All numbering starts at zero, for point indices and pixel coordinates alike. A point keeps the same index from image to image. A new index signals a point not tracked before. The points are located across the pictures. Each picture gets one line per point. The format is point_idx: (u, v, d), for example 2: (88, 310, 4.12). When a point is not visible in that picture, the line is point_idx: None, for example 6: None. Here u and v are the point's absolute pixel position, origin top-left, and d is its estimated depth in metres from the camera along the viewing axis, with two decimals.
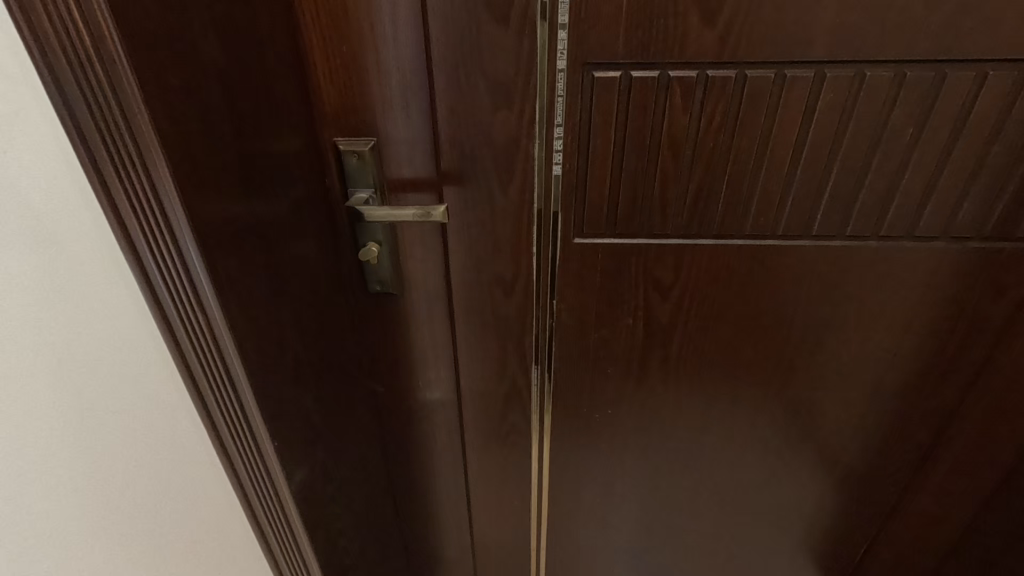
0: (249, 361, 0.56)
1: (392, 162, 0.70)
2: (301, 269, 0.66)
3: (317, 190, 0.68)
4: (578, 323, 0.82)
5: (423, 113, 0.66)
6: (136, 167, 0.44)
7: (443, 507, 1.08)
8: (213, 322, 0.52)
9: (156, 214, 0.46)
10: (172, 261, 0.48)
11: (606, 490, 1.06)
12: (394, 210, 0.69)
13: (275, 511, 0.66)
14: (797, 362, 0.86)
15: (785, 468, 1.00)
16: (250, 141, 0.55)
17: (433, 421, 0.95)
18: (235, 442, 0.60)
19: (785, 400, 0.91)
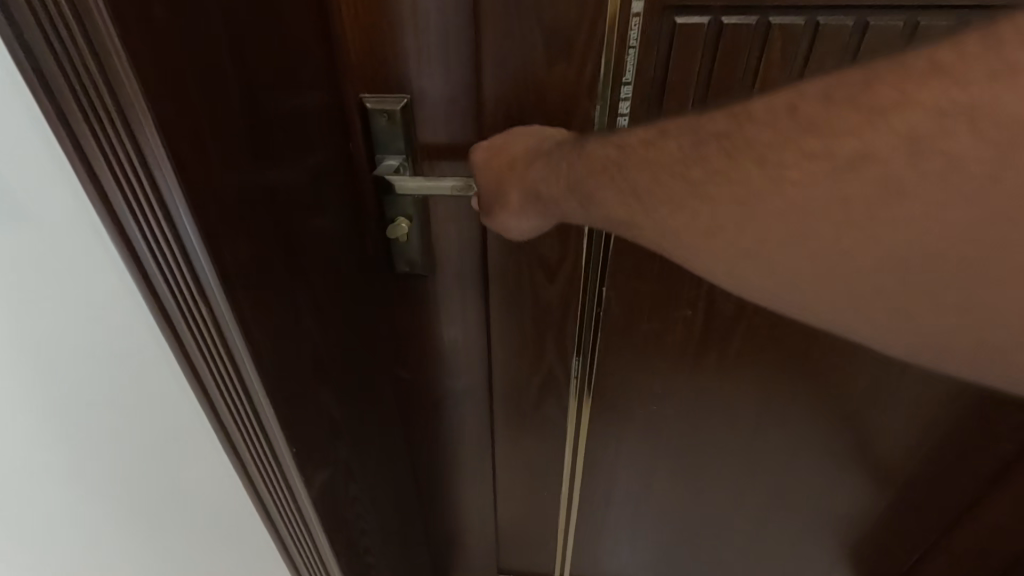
0: (263, 362, 0.48)
1: (426, 126, 0.59)
2: (321, 248, 0.58)
3: (339, 159, 0.59)
4: (627, 312, 0.74)
5: (465, 67, 0.56)
6: (119, 132, 0.35)
7: (466, 498, 1.03)
8: (218, 315, 0.44)
9: (147, 190, 0.37)
10: (168, 244, 0.39)
11: (641, 484, 0.99)
12: (427, 181, 0.60)
13: (293, 517, 0.60)
14: (873, 363, 0.77)
15: (838, 471, 0.93)
16: (258, 98, 0.46)
17: (460, 411, 0.89)
18: (247, 444, 0.53)
19: (851, 404, 0.82)
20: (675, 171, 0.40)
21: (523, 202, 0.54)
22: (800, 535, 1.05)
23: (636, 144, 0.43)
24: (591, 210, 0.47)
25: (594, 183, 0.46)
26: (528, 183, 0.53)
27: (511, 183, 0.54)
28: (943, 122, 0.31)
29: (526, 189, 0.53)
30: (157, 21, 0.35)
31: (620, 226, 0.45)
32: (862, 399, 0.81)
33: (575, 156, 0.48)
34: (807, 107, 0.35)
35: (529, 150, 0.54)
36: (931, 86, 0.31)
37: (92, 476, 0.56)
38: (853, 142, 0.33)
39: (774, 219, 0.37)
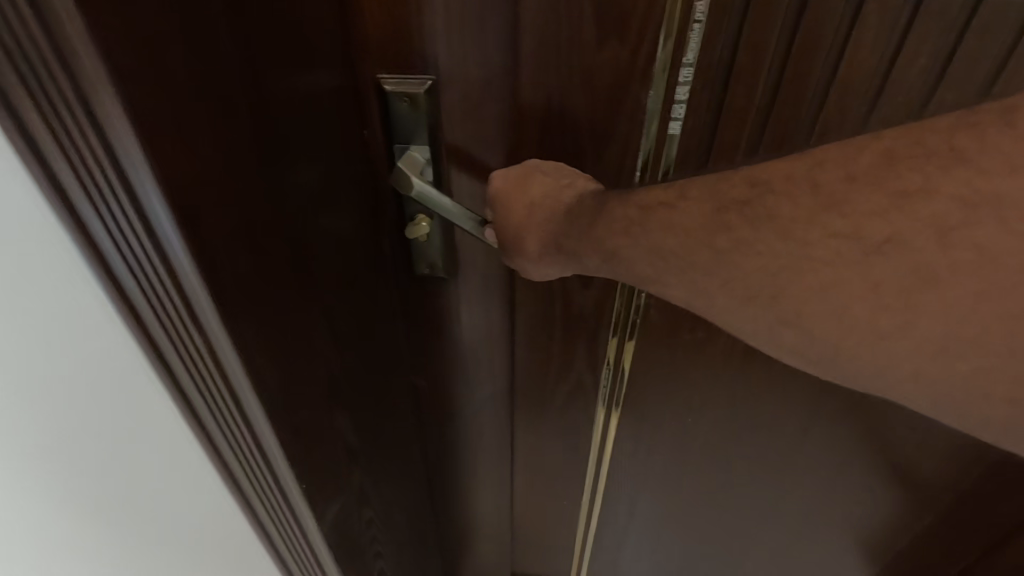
0: (270, 401, 0.42)
1: (453, 113, 0.51)
2: (335, 250, 0.51)
3: (354, 159, 0.53)
4: (668, 319, 0.67)
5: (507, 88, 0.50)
6: (95, 150, 0.28)
7: (484, 506, 0.98)
8: (214, 342, 0.37)
9: (123, 203, 0.30)
10: (149, 261, 0.32)
11: (668, 495, 0.94)
12: (447, 205, 0.52)
13: (305, 555, 0.54)
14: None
15: (881, 490, 0.86)
16: (263, 96, 0.39)
17: (479, 420, 0.83)
18: (253, 484, 0.46)
19: (905, 424, 0.75)
20: (699, 240, 0.38)
21: (547, 254, 0.49)
22: (834, 550, 0.99)
23: (660, 205, 0.41)
24: (615, 267, 0.45)
25: (616, 242, 0.43)
26: (546, 232, 0.49)
27: (531, 234, 0.49)
28: (971, 212, 0.29)
29: (556, 244, 0.49)
30: (143, 7, 0.28)
31: (646, 285, 0.43)
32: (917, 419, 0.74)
33: (597, 217, 0.46)
34: (830, 185, 0.33)
35: (545, 196, 0.49)
36: (952, 175, 0.29)
37: (56, 533, 0.47)
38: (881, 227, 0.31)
39: (809, 257, 0.34)
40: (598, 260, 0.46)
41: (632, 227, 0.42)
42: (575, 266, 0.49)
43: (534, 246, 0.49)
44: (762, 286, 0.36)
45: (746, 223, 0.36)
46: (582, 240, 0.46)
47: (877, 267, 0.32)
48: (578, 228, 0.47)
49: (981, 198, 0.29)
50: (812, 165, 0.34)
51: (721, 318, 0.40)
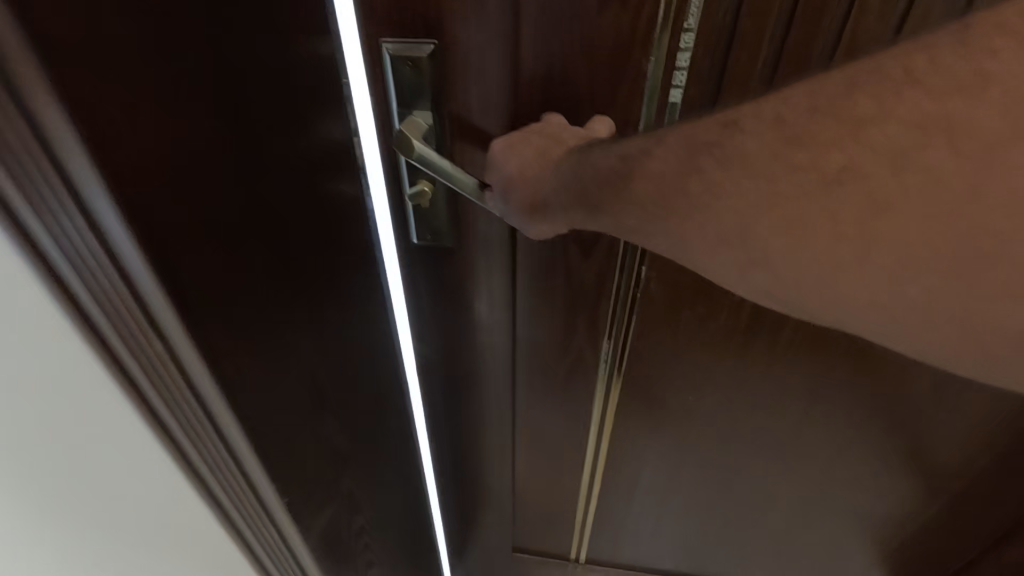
0: (215, 362, 0.47)
1: (456, 78, 0.52)
2: (306, 220, 0.56)
3: (333, 141, 0.55)
4: (670, 294, 0.68)
5: (503, 52, 0.51)
6: (27, 141, 0.32)
7: (486, 479, 0.99)
8: (155, 313, 0.42)
9: (58, 189, 0.34)
10: (90, 244, 0.37)
11: (670, 474, 0.94)
12: (449, 168, 0.53)
13: (261, 519, 0.59)
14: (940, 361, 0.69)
15: (884, 474, 0.86)
16: (221, 76, 0.43)
17: (483, 393, 0.84)
18: (205, 459, 0.50)
19: (908, 407, 0.75)
20: (676, 190, 0.38)
21: (538, 208, 0.50)
22: (836, 536, 0.99)
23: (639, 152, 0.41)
24: (599, 219, 0.45)
25: (601, 194, 0.43)
26: (538, 187, 0.50)
27: (523, 188, 0.51)
28: (922, 130, 0.29)
29: (546, 199, 0.49)
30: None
31: (628, 236, 0.43)
32: (924, 397, 0.74)
33: (579, 163, 0.46)
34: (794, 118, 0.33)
35: (539, 152, 0.50)
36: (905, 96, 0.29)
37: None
38: (838, 156, 0.31)
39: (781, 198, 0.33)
40: (585, 215, 0.46)
41: (615, 183, 0.42)
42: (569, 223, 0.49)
43: (524, 202, 0.50)
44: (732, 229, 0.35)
45: (720, 170, 0.35)
46: (569, 192, 0.46)
47: (859, 203, 0.31)
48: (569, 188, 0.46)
49: (962, 126, 0.28)
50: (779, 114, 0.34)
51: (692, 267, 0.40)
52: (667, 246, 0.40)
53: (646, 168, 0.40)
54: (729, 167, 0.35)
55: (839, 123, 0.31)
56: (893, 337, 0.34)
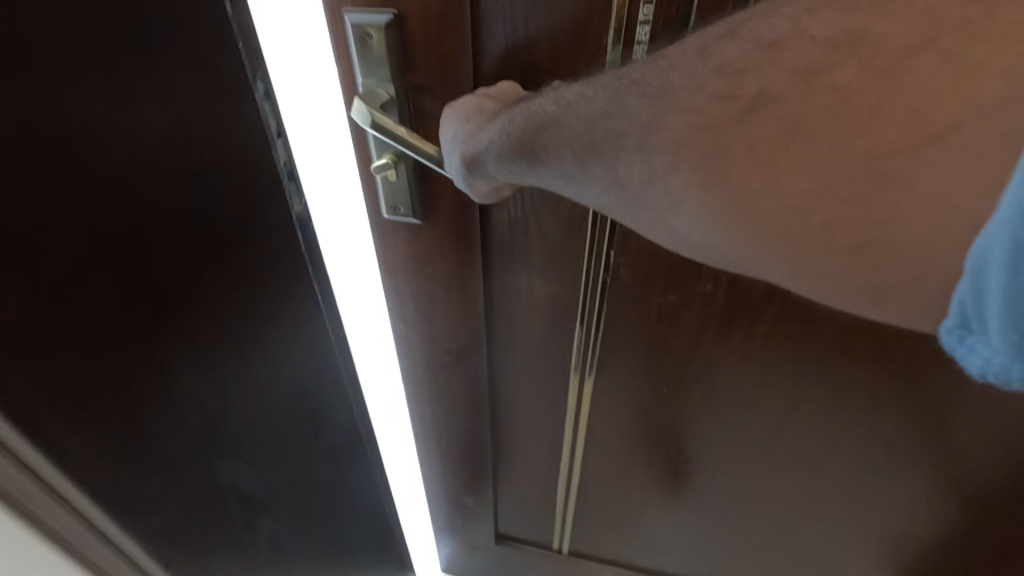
0: None
1: (415, 50, 0.52)
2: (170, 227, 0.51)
3: (246, 144, 0.53)
4: (640, 280, 0.66)
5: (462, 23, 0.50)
6: None
7: (464, 467, 0.98)
8: None
9: None
10: None
11: (649, 469, 0.93)
12: (415, 135, 0.54)
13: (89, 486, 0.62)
14: (925, 364, 0.66)
15: (873, 482, 0.83)
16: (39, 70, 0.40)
17: (456, 377, 0.83)
18: None
19: (893, 410, 0.72)
20: (613, 138, 0.41)
21: (477, 161, 0.49)
22: (825, 544, 0.96)
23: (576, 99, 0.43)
24: (540, 170, 0.46)
25: (542, 142, 0.44)
26: (476, 139, 0.49)
27: (463, 142, 0.50)
28: (823, 53, 0.33)
29: (484, 150, 0.48)
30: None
31: (568, 184, 0.45)
32: (911, 401, 0.71)
33: (515, 113, 0.47)
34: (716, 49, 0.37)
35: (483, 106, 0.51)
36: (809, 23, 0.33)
37: None
38: (751, 84, 0.35)
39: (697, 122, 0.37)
40: (526, 168, 0.47)
41: (551, 129, 0.43)
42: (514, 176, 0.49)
43: (465, 164, 0.50)
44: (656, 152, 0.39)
45: (648, 112, 0.39)
46: (507, 142, 0.46)
47: (773, 142, 0.35)
48: (506, 141, 0.46)
49: (860, 40, 0.32)
50: (713, 62, 0.36)
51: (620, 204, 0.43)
52: (602, 183, 0.42)
53: (576, 113, 0.42)
54: (659, 107, 0.38)
55: (758, 71, 0.35)
56: (796, 251, 0.36)
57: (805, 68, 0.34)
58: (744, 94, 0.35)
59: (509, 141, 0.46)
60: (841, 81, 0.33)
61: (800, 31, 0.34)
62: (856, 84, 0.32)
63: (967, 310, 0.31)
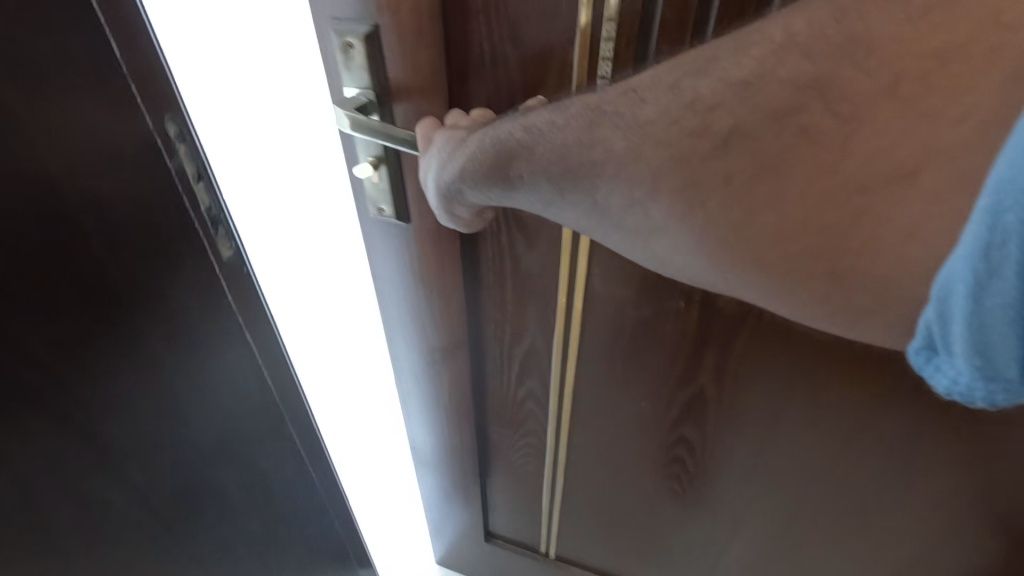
0: None
1: (393, 60, 0.53)
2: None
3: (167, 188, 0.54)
4: (615, 292, 0.66)
5: (438, 39, 0.52)
6: None
7: (451, 464, 1.00)
8: None
9: None
10: None
11: (630, 488, 0.91)
12: (385, 126, 0.55)
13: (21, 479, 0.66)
14: (913, 410, 0.62)
15: (864, 531, 0.77)
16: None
17: (439, 376, 0.85)
18: None
19: (880, 454, 0.68)
20: (589, 168, 0.39)
21: (460, 185, 0.47)
22: None
23: (534, 124, 0.41)
24: (517, 197, 0.43)
25: (519, 168, 0.42)
26: (458, 163, 0.46)
27: (448, 165, 0.47)
28: (800, 95, 0.32)
29: (467, 175, 0.45)
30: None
31: (540, 207, 0.44)
32: (901, 452, 0.67)
33: (490, 136, 0.44)
34: (664, 78, 0.37)
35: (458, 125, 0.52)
36: (787, 61, 0.33)
37: None
38: (705, 116, 0.35)
39: (635, 151, 0.37)
40: (500, 196, 0.45)
41: (527, 156, 0.41)
42: (496, 199, 0.45)
43: (438, 188, 0.49)
44: (618, 180, 0.38)
45: (622, 142, 0.37)
46: (491, 169, 0.43)
47: (712, 163, 0.35)
48: (478, 168, 0.44)
49: (812, 82, 0.32)
50: (666, 86, 0.36)
51: (581, 225, 0.43)
52: (568, 206, 0.42)
53: (550, 142, 0.40)
54: (634, 139, 0.37)
55: (702, 105, 0.35)
56: (762, 268, 0.36)
57: (749, 109, 0.34)
58: (692, 131, 0.35)
59: (483, 166, 0.44)
60: (811, 124, 0.33)
61: (764, 69, 0.33)
62: (797, 132, 0.33)
63: (933, 335, 0.30)
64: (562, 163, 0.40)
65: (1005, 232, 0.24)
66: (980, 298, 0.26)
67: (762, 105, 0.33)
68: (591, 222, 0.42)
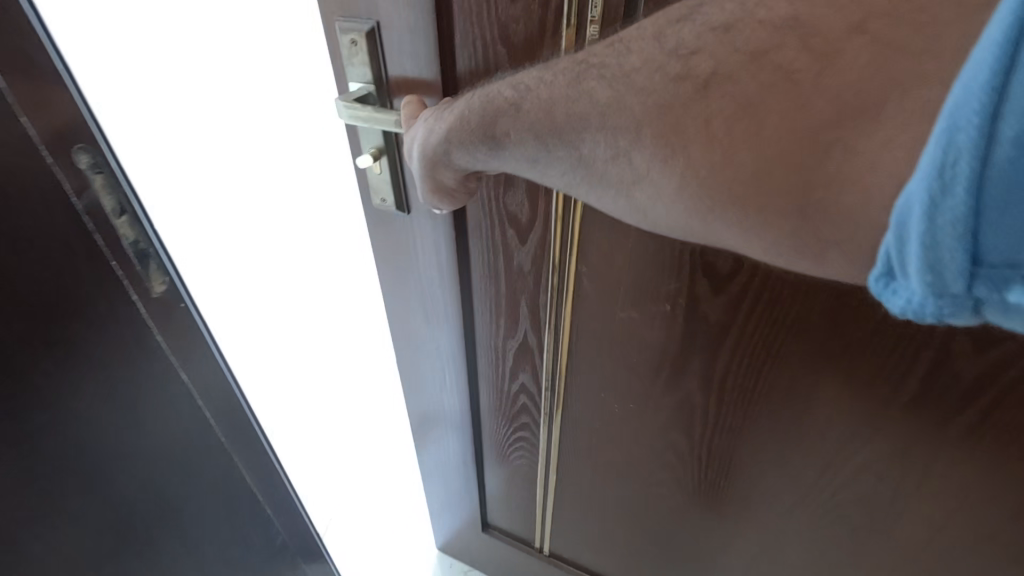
0: None
1: (392, 56, 0.56)
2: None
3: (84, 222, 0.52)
4: (603, 292, 0.67)
5: (429, 31, 0.53)
6: None
7: (451, 450, 1.04)
8: None
9: None
10: None
11: (621, 492, 0.90)
12: (376, 112, 0.57)
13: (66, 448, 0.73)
14: (905, 437, 0.60)
15: (858, 558, 0.74)
16: None
17: (439, 363, 0.88)
18: None
19: (871, 480, 0.65)
20: (575, 122, 0.38)
21: (447, 141, 0.45)
22: None
23: (523, 80, 0.41)
24: (503, 152, 0.42)
25: (506, 122, 0.41)
26: (448, 116, 0.45)
27: (440, 119, 0.46)
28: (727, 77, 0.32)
29: (456, 127, 0.44)
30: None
31: (524, 163, 0.42)
32: (893, 480, 0.64)
33: (484, 91, 0.43)
34: (625, 63, 0.36)
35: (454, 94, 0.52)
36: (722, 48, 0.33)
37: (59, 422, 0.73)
38: (646, 102, 0.34)
39: (589, 131, 0.37)
40: (488, 153, 0.43)
41: (514, 110, 0.40)
42: (481, 156, 0.44)
43: (424, 150, 0.47)
44: (583, 137, 0.37)
45: (608, 91, 0.36)
46: (481, 120, 0.42)
47: (662, 133, 0.34)
48: (468, 124, 0.43)
49: (753, 68, 0.31)
50: (622, 70, 0.36)
51: (563, 183, 0.41)
52: (547, 162, 0.40)
53: (539, 94, 0.39)
54: (619, 88, 0.35)
55: (658, 83, 0.34)
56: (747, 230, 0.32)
57: (693, 91, 0.33)
58: (641, 104, 0.35)
59: (470, 122, 0.43)
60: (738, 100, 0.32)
61: (704, 54, 0.33)
62: (748, 109, 0.31)
63: (890, 252, 0.26)
64: (546, 115, 0.39)
65: (958, 150, 0.23)
66: (934, 217, 0.24)
67: (708, 88, 0.33)
68: (572, 178, 0.40)
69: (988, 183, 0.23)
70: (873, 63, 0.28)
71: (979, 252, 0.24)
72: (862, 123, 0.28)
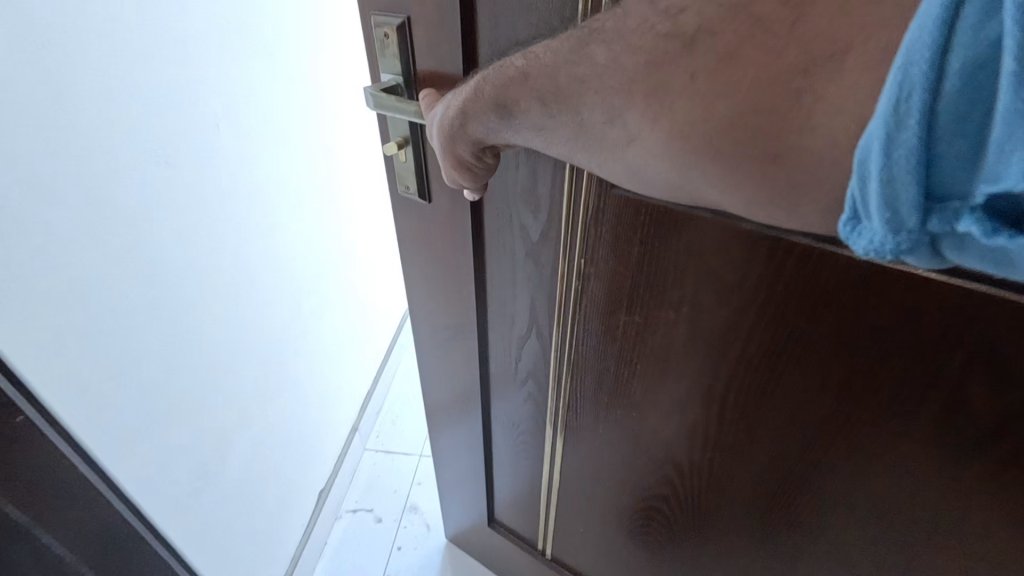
0: None
1: (420, 49, 0.59)
2: None
3: None
4: (608, 295, 0.67)
5: (450, 20, 0.55)
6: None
7: (461, 442, 1.05)
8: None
9: None
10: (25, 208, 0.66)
11: (622, 503, 0.89)
12: (398, 101, 0.60)
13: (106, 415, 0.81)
14: (913, 470, 0.56)
15: None
16: None
17: (452, 354, 0.90)
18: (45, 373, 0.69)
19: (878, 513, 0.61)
20: (576, 86, 0.39)
21: (458, 112, 0.47)
22: None
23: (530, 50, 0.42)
24: (512, 121, 0.44)
25: (513, 88, 0.42)
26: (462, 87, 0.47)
27: (454, 93, 0.48)
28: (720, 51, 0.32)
29: (468, 96, 0.46)
30: None
31: (531, 130, 0.43)
32: (901, 517, 0.60)
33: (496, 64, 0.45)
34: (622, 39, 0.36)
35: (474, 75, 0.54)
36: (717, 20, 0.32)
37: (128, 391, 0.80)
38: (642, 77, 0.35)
39: (591, 110, 0.38)
40: (498, 122, 0.45)
41: (520, 80, 0.42)
42: (491, 126, 0.46)
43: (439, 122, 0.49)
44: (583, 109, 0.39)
45: (606, 55, 0.37)
46: (491, 88, 0.44)
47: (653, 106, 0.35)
48: (479, 94, 0.45)
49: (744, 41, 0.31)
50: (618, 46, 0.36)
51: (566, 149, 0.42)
52: (552, 127, 0.42)
53: (543, 62, 0.41)
54: (615, 49, 0.36)
55: (654, 53, 0.34)
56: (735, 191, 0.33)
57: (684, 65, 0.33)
58: (634, 68, 0.35)
59: (480, 91, 0.45)
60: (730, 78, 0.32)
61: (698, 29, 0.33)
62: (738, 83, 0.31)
63: (854, 196, 0.27)
64: (551, 81, 0.40)
65: (911, 86, 0.24)
66: (892, 154, 0.24)
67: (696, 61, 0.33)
68: (574, 145, 0.41)
69: (937, 117, 0.23)
70: (847, 13, 0.27)
71: (930, 188, 0.25)
72: (844, 84, 0.27)
